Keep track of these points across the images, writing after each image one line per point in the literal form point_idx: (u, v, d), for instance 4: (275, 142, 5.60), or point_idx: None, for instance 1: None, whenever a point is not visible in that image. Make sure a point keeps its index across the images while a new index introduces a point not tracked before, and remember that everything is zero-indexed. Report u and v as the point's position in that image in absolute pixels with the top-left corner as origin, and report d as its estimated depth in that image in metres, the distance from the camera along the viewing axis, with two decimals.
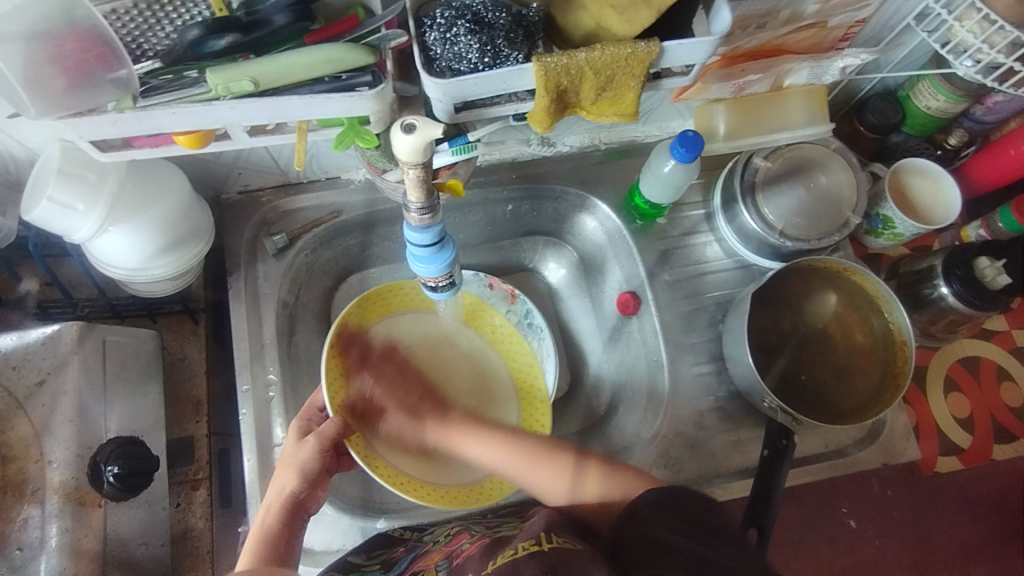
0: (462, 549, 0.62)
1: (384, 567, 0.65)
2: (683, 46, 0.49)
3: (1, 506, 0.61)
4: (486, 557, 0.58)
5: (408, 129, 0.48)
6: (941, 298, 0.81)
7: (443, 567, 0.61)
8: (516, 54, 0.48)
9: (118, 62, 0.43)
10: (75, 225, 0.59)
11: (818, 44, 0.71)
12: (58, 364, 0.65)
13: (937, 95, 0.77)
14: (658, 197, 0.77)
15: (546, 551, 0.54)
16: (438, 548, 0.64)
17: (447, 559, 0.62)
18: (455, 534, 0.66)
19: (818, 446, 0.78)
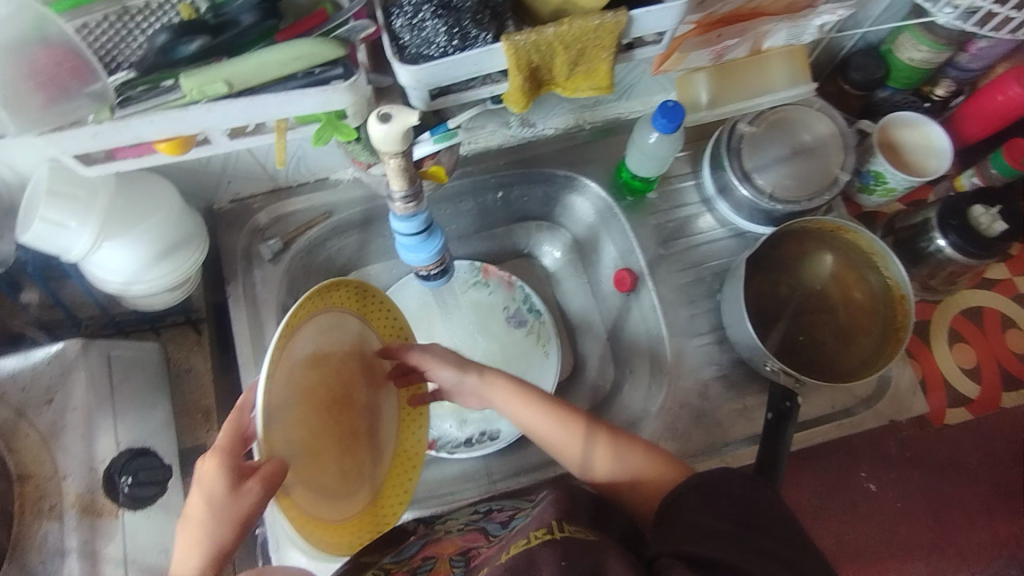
0: (480, 550, 0.58)
1: (394, 552, 0.63)
2: (650, 13, 0.49)
3: (21, 523, 0.62)
4: (498, 550, 0.53)
5: (384, 118, 0.48)
6: (939, 250, 0.80)
7: (459, 562, 0.59)
8: (485, 35, 0.48)
9: (92, 75, 0.45)
10: (68, 243, 0.60)
11: (792, 6, 0.68)
12: (64, 381, 0.66)
13: (919, 46, 0.77)
14: (647, 170, 0.77)
15: (559, 538, 0.51)
16: (453, 539, 0.62)
17: (464, 554, 0.59)
18: (470, 530, 0.63)
19: (824, 407, 0.78)
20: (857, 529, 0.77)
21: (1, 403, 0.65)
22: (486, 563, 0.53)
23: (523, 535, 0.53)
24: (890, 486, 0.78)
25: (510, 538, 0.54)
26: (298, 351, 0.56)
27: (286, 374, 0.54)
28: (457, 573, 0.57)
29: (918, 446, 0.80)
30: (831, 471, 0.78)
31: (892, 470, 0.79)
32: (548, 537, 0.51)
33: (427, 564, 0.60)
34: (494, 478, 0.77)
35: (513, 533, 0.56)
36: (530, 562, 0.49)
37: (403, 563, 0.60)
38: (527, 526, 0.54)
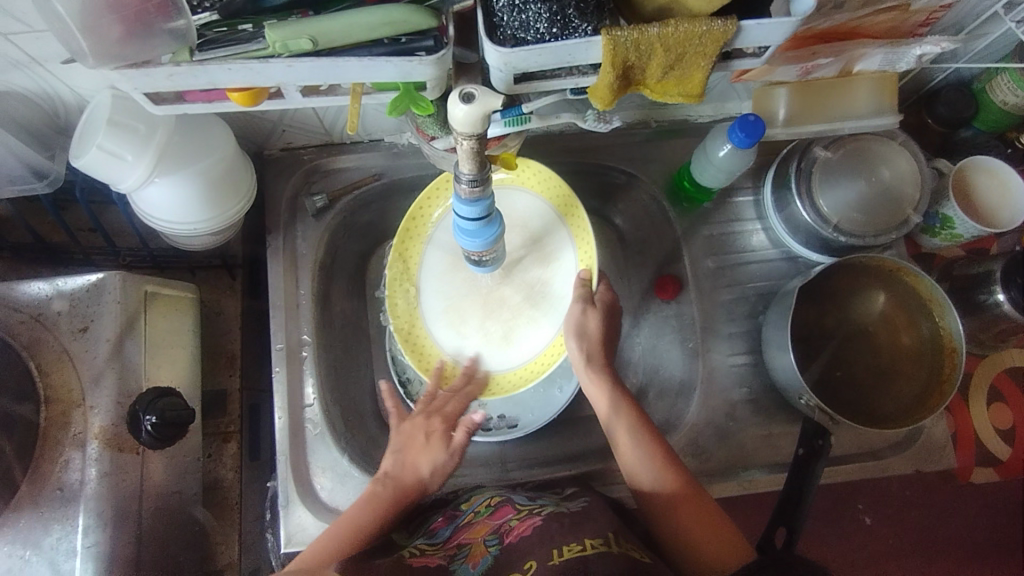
0: (511, 526, 0.62)
1: (426, 534, 0.66)
2: (761, 26, 0.46)
3: (43, 447, 0.62)
4: (547, 544, 0.58)
5: (467, 99, 0.46)
6: (996, 304, 0.77)
7: (493, 541, 0.61)
8: (586, 26, 0.46)
9: (176, 11, 0.42)
10: (122, 176, 0.59)
11: (897, 28, 0.66)
12: (99, 311, 0.66)
13: (1018, 90, 0.72)
14: (711, 181, 0.75)
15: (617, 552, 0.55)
16: (484, 521, 0.64)
17: (497, 534, 0.62)
18: (499, 506, 0.66)
19: (852, 447, 0.80)
20: (847, 558, 0.77)
21: (39, 326, 0.65)
22: (532, 555, 0.58)
23: (573, 540, 0.57)
24: (885, 522, 0.79)
25: (549, 533, 0.59)
26: (441, 243, 0.78)
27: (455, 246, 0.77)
28: (492, 554, 0.60)
29: (921, 487, 0.80)
30: (830, 498, 0.79)
31: (889, 506, 0.79)
32: (603, 548, 0.55)
33: (462, 551, 0.62)
34: (508, 467, 0.77)
35: (545, 523, 0.60)
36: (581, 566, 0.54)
37: (439, 547, 0.64)
38: (580, 528, 0.59)
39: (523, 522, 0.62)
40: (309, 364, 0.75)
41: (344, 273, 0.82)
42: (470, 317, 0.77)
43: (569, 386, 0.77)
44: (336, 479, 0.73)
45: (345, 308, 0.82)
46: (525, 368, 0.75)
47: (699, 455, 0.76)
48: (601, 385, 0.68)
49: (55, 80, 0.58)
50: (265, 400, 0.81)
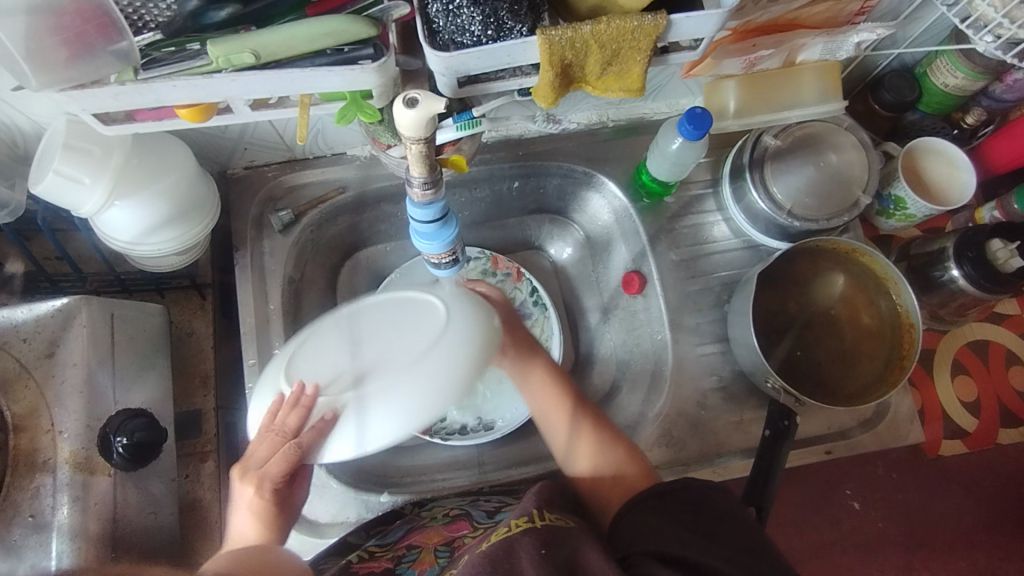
0: (463, 541, 0.62)
1: (380, 536, 0.69)
2: (690, 19, 0.48)
3: (14, 474, 0.62)
4: (484, 536, 0.56)
5: (411, 104, 0.47)
6: (952, 280, 0.79)
7: (443, 553, 0.63)
8: (521, 27, 0.47)
9: (118, 33, 0.43)
10: (79, 199, 0.59)
11: (833, 19, 0.68)
12: (67, 337, 0.66)
13: (955, 72, 0.75)
14: (664, 174, 0.77)
15: (539, 527, 0.53)
16: (438, 530, 0.66)
17: (448, 545, 0.64)
18: (455, 518, 0.67)
19: (821, 428, 0.78)
20: (835, 545, 0.82)
21: (3, 353, 0.65)
22: (469, 549, 0.57)
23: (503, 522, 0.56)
24: (872, 507, 0.83)
25: (491, 528, 0.57)
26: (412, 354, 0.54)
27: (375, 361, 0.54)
28: (440, 564, 0.62)
29: (904, 470, 0.84)
30: (817, 485, 0.83)
31: (876, 490, 0.83)
32: (529, 523, 0.53)
33: (411, 553, 0.65)
34: (485, 468, 0.78)
35: (487, 526, 0.58)
36: (506, 546, 0.51)
37: (388, 548, 0.66)
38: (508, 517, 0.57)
39: (477, 529, 0.61)
40: None
41: (314, 286, 0.83)
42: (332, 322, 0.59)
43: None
44: (314, 491, 0.73)
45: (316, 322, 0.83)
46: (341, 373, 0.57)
47: (673, 445, 0.76)
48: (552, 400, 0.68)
49: (7, 107, 0.58)
50: (240, 417, 0.82)
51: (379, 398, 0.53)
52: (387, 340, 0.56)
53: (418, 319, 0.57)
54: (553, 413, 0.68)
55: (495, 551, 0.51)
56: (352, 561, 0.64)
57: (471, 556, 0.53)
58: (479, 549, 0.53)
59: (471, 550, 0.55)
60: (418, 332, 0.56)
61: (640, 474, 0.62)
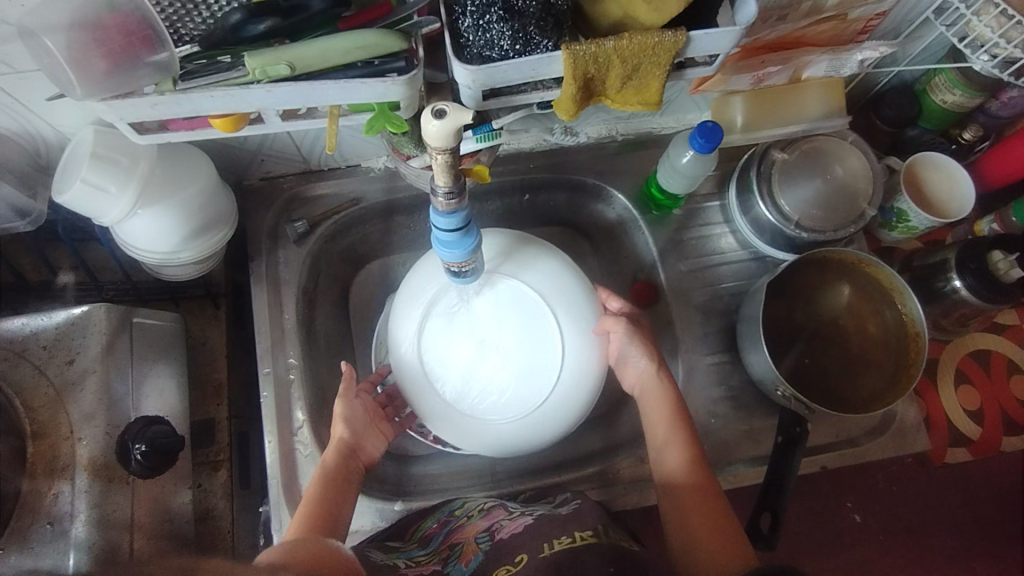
0: (503, 524, 0.63)
1: (421, 543, 0.66)
2: (708, 36, 0.50)
3: (33, 482, 0.62)
4: (538, 539, 0.59)
5: (439, 114, 0.48)
6: (954, 291, 0.81)
7: (484, 540, 0.62)
8: (546, 42, 0.49)
9: (161, 44, 0.45)
10: (106, 208, 0.60)
11: (837, 37, 0.70)
12: (88, 345, 0.66)
13: (953, 89, 0.78)
14: (675, 187, 0.78)
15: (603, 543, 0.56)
16: (475, 522, 0.65)
17: (488, 532, 0.63)
18: (492, 509, 0.67)
19: (829, 436, 0.79)
20: (839, 558, 0.82)
21: (21, 360, 0.65)
22: (522, 548, 0.58)
23: (563, 533, 0.58)
24: (873, 518, 0.84)
25: (542, 531, 0.60)
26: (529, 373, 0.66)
27: (471, 401, 0.65)
28: (484, 550, 0.61)
29: (905, 483, 0.85)
30: (820, 498, 0.84)
31: (876, 502, 0.84)
32: (593, 539, 0.56)
33: (456, 551, 0.62)
34: (498, 478, 0.78)
35: (536, 524, 0.61)
36: (572, 557, 0.54)
37: (433, 554, 0.63)
38: (568, 524, 0.60)
39: (515, 521, 0.63)
40: (297, 388, 0.76)
41: (327, 295, 0.84)
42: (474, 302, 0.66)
43: None
44: None
45: (330, 331, 0.83)
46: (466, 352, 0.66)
47: None
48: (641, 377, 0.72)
49: (37, 117, 0.59)
50: (252, 427, 0.82)
51: (456, 429, 0.66)
52: (495, 383, 0.65)
53: (525, 384, 0.65)
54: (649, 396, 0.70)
55: (561, 561, 0.54)
56: (396, 566, 0.62)
57: (532, 562, 0.56)
58: (543, 556, 0.55)
59: (528, 552, 0.57)
60: (517, 392, 0.65)
61: (700, 486, 0.65)
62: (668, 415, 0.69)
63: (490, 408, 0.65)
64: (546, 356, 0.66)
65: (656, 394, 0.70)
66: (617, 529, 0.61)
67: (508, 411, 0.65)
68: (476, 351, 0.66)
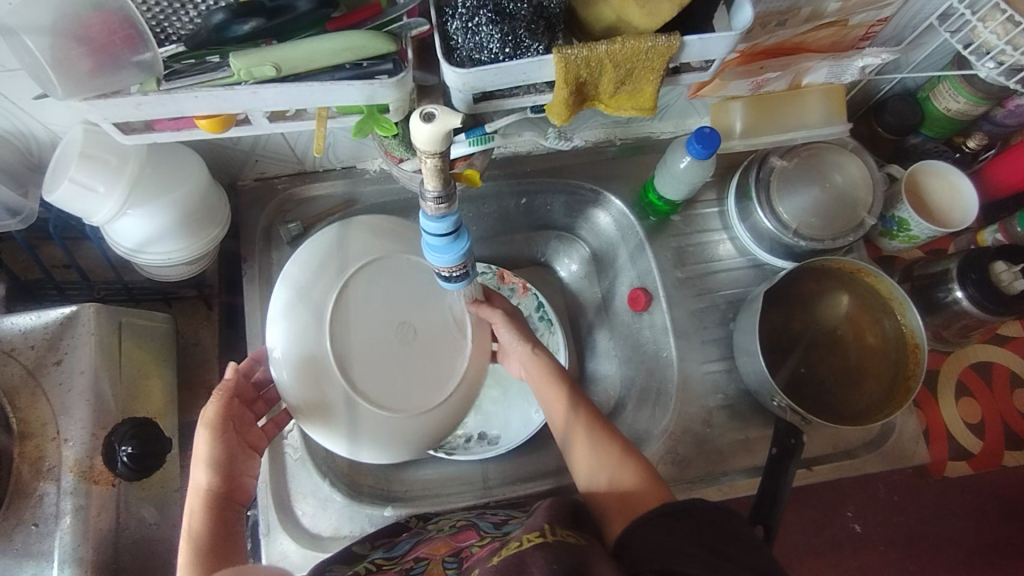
0: (472, 550, 0.59)
1: (386, 548, 0.66)
2: (703, 41, 0.49)
3: (17, 482, 0.62)
4: (493, 553, 0.54)
5: (428, 118, 0.48)
6: (956, 301, 0.80)
7: (451, 563, 0.60)
8: (537, 46, 0.48)
9: (144, 45, 0.44)
10: (94, 208, 0.59)
11: (837, 44, 0.70)
12: (72, 344, 0.66)
13: (957, 96, 0.76)
14: (672, 194, 0.78)
15: (551, 541, 0.50)
16: (446, 540, 0.63)
17: (456, 556, 0.60)
18: (461, 529, 0.65)
19: (827, 448, 0.78)
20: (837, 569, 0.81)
21: (9, 360, 0.64)
22: (477, 565, 0.55)
23: (515, 540, 0.53)
24: (873, 529, 0.83)
25: (498, 545, 0.55)
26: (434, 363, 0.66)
27: (376, 395, 0.63)
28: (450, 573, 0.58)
29: (906, 494, 0.83)
30: (818, 507, 0.83)
31: (877, 513, 0.83)
32: (541, 539, 0.51)
33: (419, 565, 0.61)
34: (490, 484, 0.77)
35: (500, 543, 0.56)
36: (518, 565, 0.49)
37: (396, 562, 0.63)
38: (519, 531, 0.55)
39: (483, 546, 0.58)
40: None
41: None
42: (363, 296, 0.64)
43: (545, 408, 0.81)
44: (318, 505, 0.72)
45: None
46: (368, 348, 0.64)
47: (679, 463, 0.76)
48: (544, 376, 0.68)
49: (26, 117, 0.59)
50: None
51: (364, 430, 0.63)
52: (396, 374, 0.65)
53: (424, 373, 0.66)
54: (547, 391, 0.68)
55: (507, 567, 0.49)
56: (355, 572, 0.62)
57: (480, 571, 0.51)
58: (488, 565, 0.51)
59: (481, 567, 0.53)
60: (420, 382, 0.66)
61: (646, 485, 0.58)
62: (587, 428, 0.64)
63: (395, 400, 0.64)
64: (443, 344, 0.67)
65: (559, 404, 0.66)
66: (580, 528, 0.54)
67: (414, 401, 0.65)
68: (377, 346, 0.64)
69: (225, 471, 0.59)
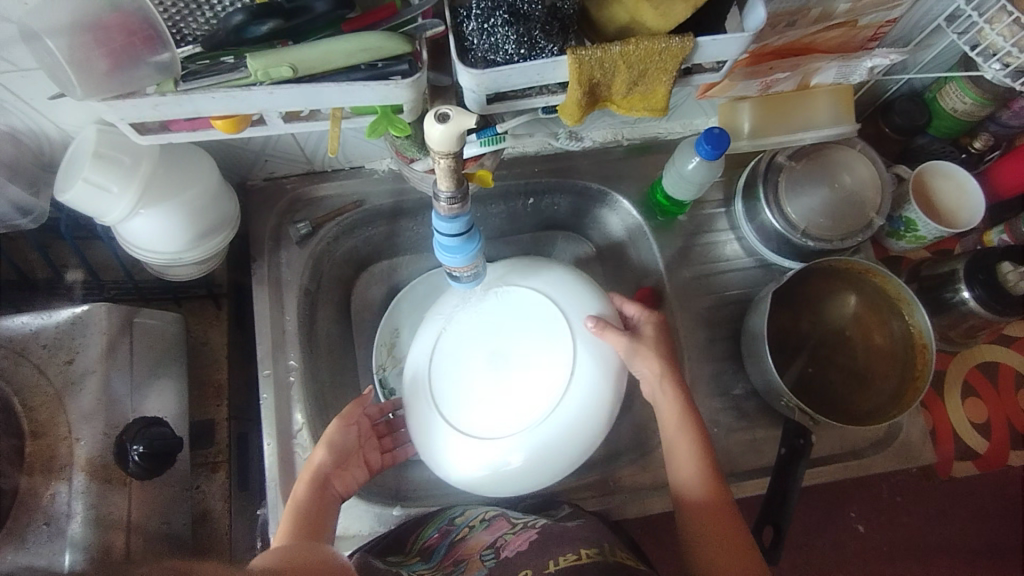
0: (506, 540, 0.62)
1: (423, 557, 0.65)
2: (715, 42, 0.50)
3: (31, 481, 0.62)
4: (542, 555, 0.58)
5: (442, 119, 0.48)
6: (962, 302, 0.80)
7: (489, 556, 0.61)
8: (552, 47, 0.49)
9: (163, 45, 0.44)
10: (107, 208, 0.60)
11: (847, 44, 0.70)
12: (86, 344, 0.66)
13: (964, 98, 0.77)
14: (680, 194, 0.78)
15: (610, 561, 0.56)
16: (479, 536, 0.64)
17: (492, 548, 0.62)
18: (494, 520, 0.67)
19: (834, 447, 0.79)
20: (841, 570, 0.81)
21: (22, 360, 0.65)
22: (526, 564, 0.58)
23: (569, 549, 0.58)
24: (877, 529, 0.83)
25: (547, 545, 0.59)
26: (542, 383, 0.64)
27: (477, 420, 0.64)
28: (488, 565, 0.60)
29: (910, 494, 0.84)
30: (822, 508, 0.83)
31: (881, 513, 0.83)
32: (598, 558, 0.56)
33: (459, 567, 0.62)
34: (498, 484, 0.77)
35: (541, 539, 0.60)
36: None
37: (435, 567, 0.63)
38: (568, 539, 0.59)
39: (519, 537, 0.62)
40: (297, 391, 0.76)
41: (329, 297, 0.84)
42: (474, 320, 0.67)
43: None
44: None
45: (331, 332, 0.83)
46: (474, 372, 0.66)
47: None
48: (667, 393, 0.66)
49: (40, 117, 0.59)
50: (252, 428, 0.81)
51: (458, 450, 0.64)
52: (504, 402, 0.64)
53: (531, 401, 0.64)
54: (671, 405, 0.66)
55: None
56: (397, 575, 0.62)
57: None
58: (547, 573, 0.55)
59: (532, 569, 0.57)
60: (521, 408, 0.64)
61: (715, 505, 0.62)
62: (687, 426, 0.65)
63: (495, 426, 0.63)
64: (548, 371, 0.64)
65: (667, 403, 0.66)
66: (619, 542, 0.62)
67: (513, 428, 0.63)
68: (481, 370, 0.65)
69: (340, 457, 0.69)
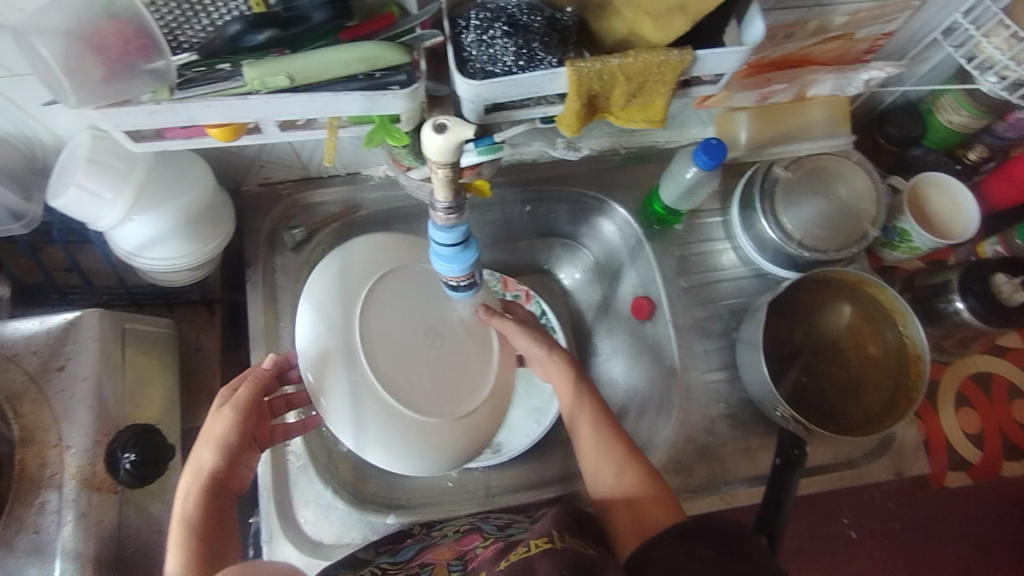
0: (476, 551, 0.61)
1: (392, 553, 0.66)
2: (715, 55, 0.50)
3: (19, 489, 0.61)
4: (500, 556, 0.54)
5: (440, 129, 0.47)
6: (956, 313, 0.80)
7: (456, 566, 0.61)
8: (551, 59, 0.48)
9: (158, 53, 0.44)
10: (100, 213, 0.59)
11: (843, 56, 0.71)
12: (74, 351, 0.65)
13: (960, 110, 0.77)
14: (675, 201, 0.78)
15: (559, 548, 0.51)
16: (450, 545, 0.64)
17: (460, 559, 0.61)
18: (466, 533, 0.66)
19: (829, 456, 0.78)
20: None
21: (11, 366, 0.64)
22: (484, 568, 0.55)
23: (520, 545, 0.54)
24: (868, 535, 0.83)
25: (504, 549, 0.56)
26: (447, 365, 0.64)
27: (397, 404, 0.60)
28: (454, 573, 0.60)
29: (902, 501, 0.84)
30: (814, 514, 0.82)
31: (873, 519, 0.83)
32: (548, 545, 0.52)
33: (425, 569, 0.62)
34: (492, 491, 0.77)
35: (500, 549, 0.57)
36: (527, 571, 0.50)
37: (402, 566, 0.64)
38: (525, 537, 0.55)
39: (485, 546, 0.61)
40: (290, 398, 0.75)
41: None
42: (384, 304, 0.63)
43: (544, 421, 0.80)
44: (320, 512, 0.72)
45: None
46: (391, 347, 0.62)
47: (682, 472, 0.76)
48: (563, 376, 0.66)
49: (32, 121, 0.59)
50: None
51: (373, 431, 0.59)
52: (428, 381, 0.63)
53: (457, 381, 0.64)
54: (563, 383, 0.66)
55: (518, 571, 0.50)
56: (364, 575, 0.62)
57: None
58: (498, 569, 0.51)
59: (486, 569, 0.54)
60: (447, 393, 0.63)
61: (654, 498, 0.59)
62: (587, 409, 0.65)
63: (423, 405, 0.61)
64: (462, 362, 0.65)
65: (562, 389, 0.66)
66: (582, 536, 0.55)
67: (441, 409, 0.62)
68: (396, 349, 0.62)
69: (230, 459, 0.57)
